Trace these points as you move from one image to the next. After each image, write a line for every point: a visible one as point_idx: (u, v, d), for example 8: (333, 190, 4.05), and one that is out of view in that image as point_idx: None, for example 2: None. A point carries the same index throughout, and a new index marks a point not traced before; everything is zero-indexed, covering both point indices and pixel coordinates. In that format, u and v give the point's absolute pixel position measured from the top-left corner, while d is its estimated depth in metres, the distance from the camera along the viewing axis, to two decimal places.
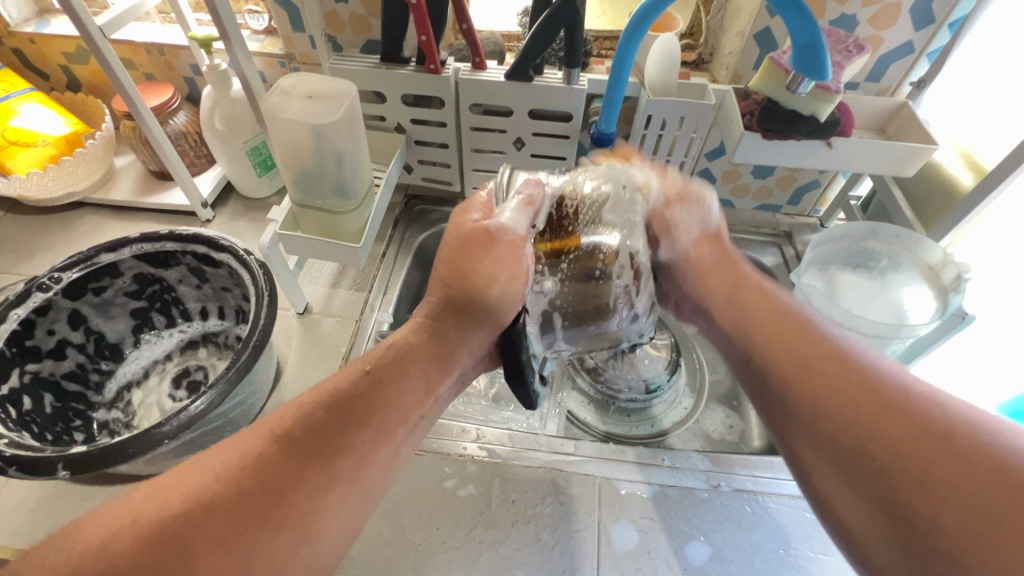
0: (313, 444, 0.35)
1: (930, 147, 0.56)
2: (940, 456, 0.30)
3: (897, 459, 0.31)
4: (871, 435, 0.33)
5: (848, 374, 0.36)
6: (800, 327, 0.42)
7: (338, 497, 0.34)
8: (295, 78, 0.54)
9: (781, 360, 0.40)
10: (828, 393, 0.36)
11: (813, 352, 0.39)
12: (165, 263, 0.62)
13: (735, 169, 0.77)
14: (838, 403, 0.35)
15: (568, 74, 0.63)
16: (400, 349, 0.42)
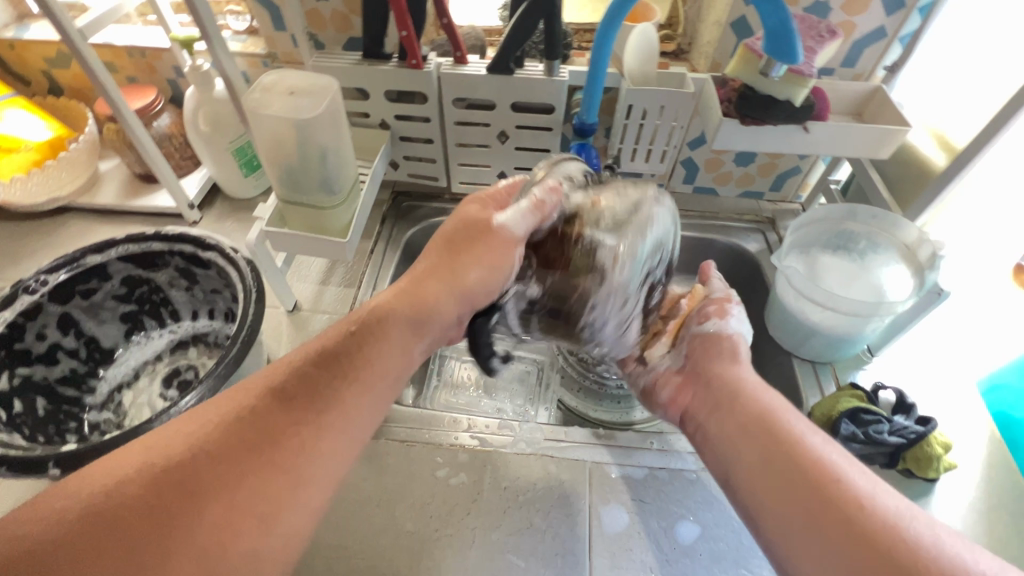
0: (290, 419, 0.36)
1: (904, 128, 0.58)
2: (857, 532, 0.32)
3: (815, 522, 0.34)
4: (778, 506, 0.36)
5: (782, 444, 0.39)
6: (749, 398, 0.44)
7: (316, 468, 0.35)
8: (276, 75, 0.54)
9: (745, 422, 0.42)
10: (768, 475, 0.38)
11: (760, 424, 0.41)
12: (152, 263, 0.63)
13: (717, 157, 0.78)
14: (767, 488, 0.37)
15: (548, 66, 0.64)
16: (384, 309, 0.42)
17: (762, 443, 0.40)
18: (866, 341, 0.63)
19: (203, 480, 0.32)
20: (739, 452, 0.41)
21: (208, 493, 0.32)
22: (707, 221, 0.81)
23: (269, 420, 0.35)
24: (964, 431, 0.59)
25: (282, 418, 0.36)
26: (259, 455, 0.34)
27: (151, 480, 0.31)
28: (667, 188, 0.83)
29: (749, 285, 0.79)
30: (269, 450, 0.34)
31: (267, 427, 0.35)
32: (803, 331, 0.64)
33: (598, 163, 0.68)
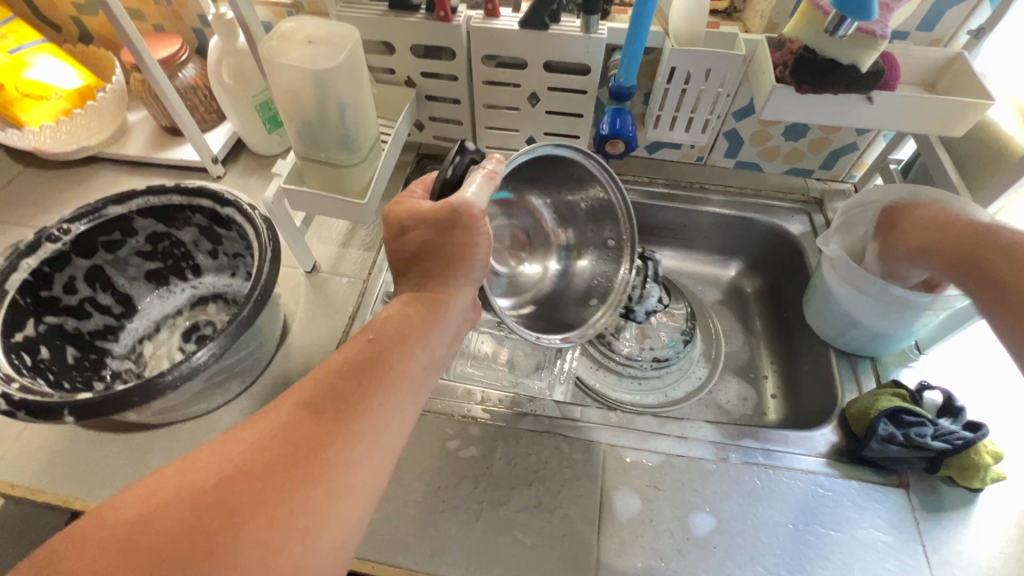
0: (323, 432, 0.34)
1: (985, 102, 0.51)
2: None
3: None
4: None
5: None
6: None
7: (356, 477, 0.34)
8: (296, 23, 0.51)
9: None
10: None
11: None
12: (171, 218, 0.62)
13: (766, 129, 0.72)
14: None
15: (586, 22, 0.59)
16: (396, 316, 0.42)
17: None
18: (915, 337, 0.58)
19: (244, 504, 0.30)
20: None
21: (251, 523, 0.30)
22: (748, 200, 0.75)
23: (302, 426, 0.34)
24: (1015, 440, 0.55)
25: (318, 434, 0.34)
26: (296, 474, 0.32)
27: (179, 528, 0.29)
28: (707, 162, 0.78)
29: (788, 269, 0.74)
30: (306, 465, 0.33)
31: (283, 456, 0.33)
32: (845, 322, 0.59)
33: (633, 131, 0.64)
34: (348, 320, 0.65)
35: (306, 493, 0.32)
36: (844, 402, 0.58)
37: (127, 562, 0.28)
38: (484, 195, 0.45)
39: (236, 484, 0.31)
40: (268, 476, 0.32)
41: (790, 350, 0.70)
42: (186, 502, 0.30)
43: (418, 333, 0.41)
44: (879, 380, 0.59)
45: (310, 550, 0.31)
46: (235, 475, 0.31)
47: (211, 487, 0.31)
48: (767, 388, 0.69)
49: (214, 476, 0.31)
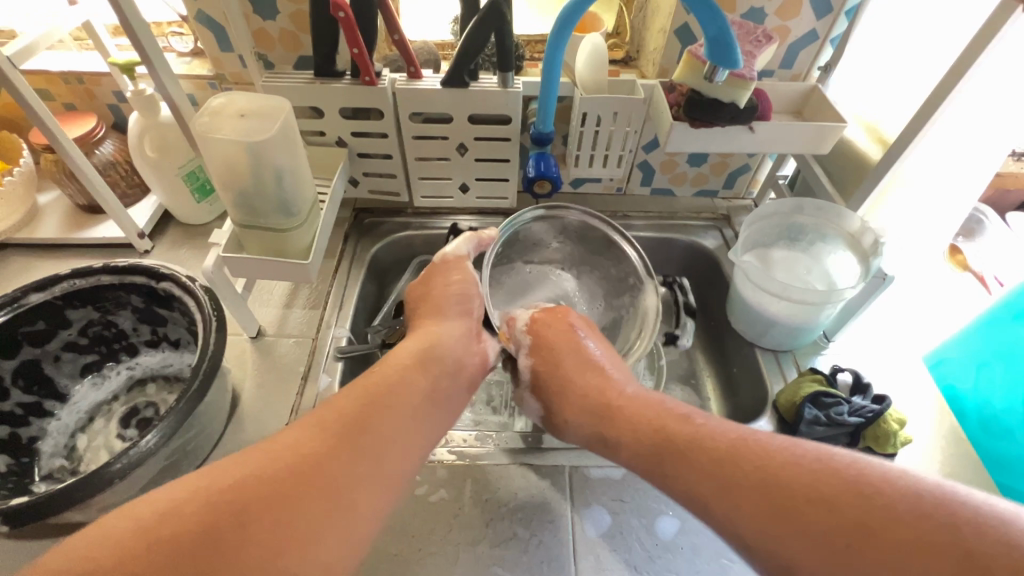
0: (349, 446, 0.38)
1: (840, 124, 0.61)
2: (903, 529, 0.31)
3: (885, 541, 0.31)
4: (847, 551, 0.32)
5: (797, 480, 0.35)
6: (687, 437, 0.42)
7: (358, 498, 0.37)
8: (225, 98, 0.53)
9: (720, 455, 0.39)
10: (759, 486, 0.36)
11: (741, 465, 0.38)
12: (101, 299, 0.59)
13: (672, 159, 0.80)
14: (838, 502, 0.33)
15: (503, 78, 0.65)
16: (398, 368, 0.46)
17: (808, 483, 0.35)
18: (822, 328, 0.67)
19: (253, 506, 0.33)
20: (760, 484, 0.36)
21: (260, 524, 0.33)
22: (667, 221, 0.83)
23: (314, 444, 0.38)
24: (913, 406, 0.63)
25: (370, 404, 0.42)
26: (315, 481, 0.36)
27: (277, 475, 0.35)
28: (626, 191, 0.85)
29: (710, 281, 0.81)
30: (317, 474, 0.36)
31: (303, 468, 0.36)
32: (764, 322, 0.66)
33: (557, 170, 0.70)
34: (301, 381, 0.64)
35: (317, 506, 0.35)
36: (774, 392, 0.64)
37: (219, 504, 0.33)
38: (466, 245, 0.62)
39: (257, 485, 0.34)
40: (291, 479, 0.35)
41: (721, 353, 0.76)
42: (202, 504, 0.32)
43: (423, 355, 0.49)
44: (799, 370, 0.66)
45: (309, 558, 0.33)
46: (255, 479, 0.34)
47: (229, 487, 0.33)
48: (708, 390, 0.75)
49: (302, 446, 0.37)
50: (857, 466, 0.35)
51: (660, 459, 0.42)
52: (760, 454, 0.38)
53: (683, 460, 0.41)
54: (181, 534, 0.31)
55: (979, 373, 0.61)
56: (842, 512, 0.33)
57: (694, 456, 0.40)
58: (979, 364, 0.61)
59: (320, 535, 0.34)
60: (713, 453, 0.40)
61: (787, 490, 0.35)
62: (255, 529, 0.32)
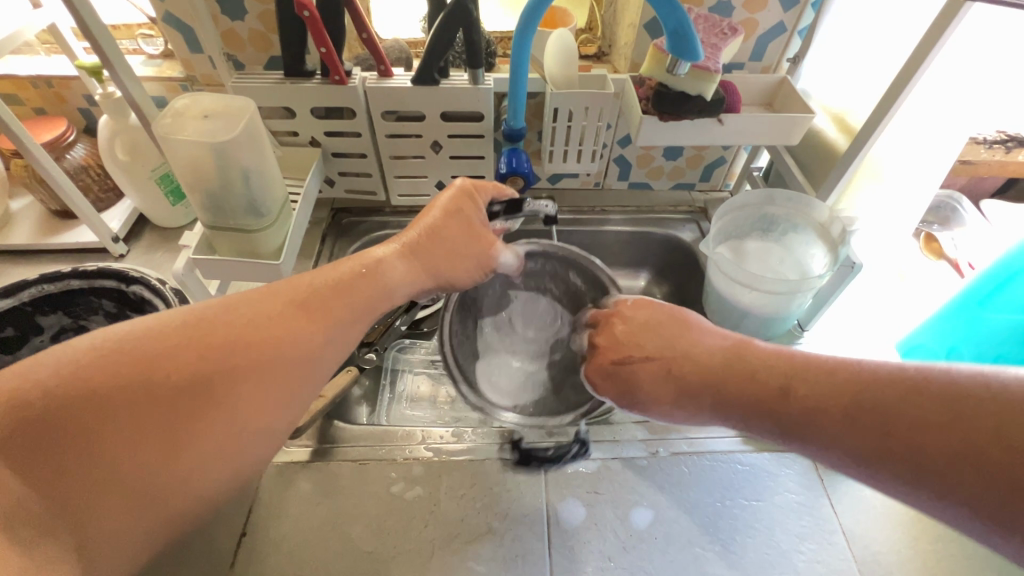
0: (245, 361, 0.35)
1: (808, 115, 0.62)
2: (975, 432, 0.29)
3: (967, 445, 0.29)
4: (923, 454, 0.31)
5: (873, 396, 0.34)
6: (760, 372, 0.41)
7: (248, 420, 0.35)
8: (189, 99, 0.53)
9: (807, 386, 0.37)
10: (825, 410, 0.35)
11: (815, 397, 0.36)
12: (70, 304, 0.59)
13: (648, 153, 0.81)
14: (915, 412, 0.32)
15: (473, 75, 0.65)
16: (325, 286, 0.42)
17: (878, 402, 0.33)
18: (795, 317, 0.67)
19: (112, 405, 0.30)
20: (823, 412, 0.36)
21: (118, 425, 0.30)
22: (644, 215, 0.83)
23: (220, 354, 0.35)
24: None
25: (300, 322, 0.39)
26: (196, 390, 0.33)
27: (196, 355, 0.34)
28: (604, 186, 0.85)
29: (688, 274, 0.82)
30: (201, 390, 0.33)
31: (187, 374, 0.33)
32: (737, 313, 0.67)
33: (530, 166, 0.70)
34: None
35: (196, 425, 0.33)
36: None
37: (140, 374, 0.32)
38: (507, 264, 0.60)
39: (123, 385, 0.31)
40: (172, 387, 0.32)
41: None
42: (58, 386, 0.30)
43: (376, 268, 0.46)
44: None
45: (176, 471, 0.32)
46: (122, 376, 0.31)
47: (91, 376, 0.30)
48: None
49: (221, 336, 0.35)
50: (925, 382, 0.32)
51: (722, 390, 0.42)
52: (837, 377, 0.36)
53: (766, 412, 0.39)
54: (90, 393, 0.30)
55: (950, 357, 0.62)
56: (898, 423, 0.32)
57: (767, 394, 0.39)
58: (948, 349, 0.62)
59: (219, 440, 0.34)
60: (791, 374, 0.39)
61: (854, 416, 0.34)
62: (169, 409, 0.32)
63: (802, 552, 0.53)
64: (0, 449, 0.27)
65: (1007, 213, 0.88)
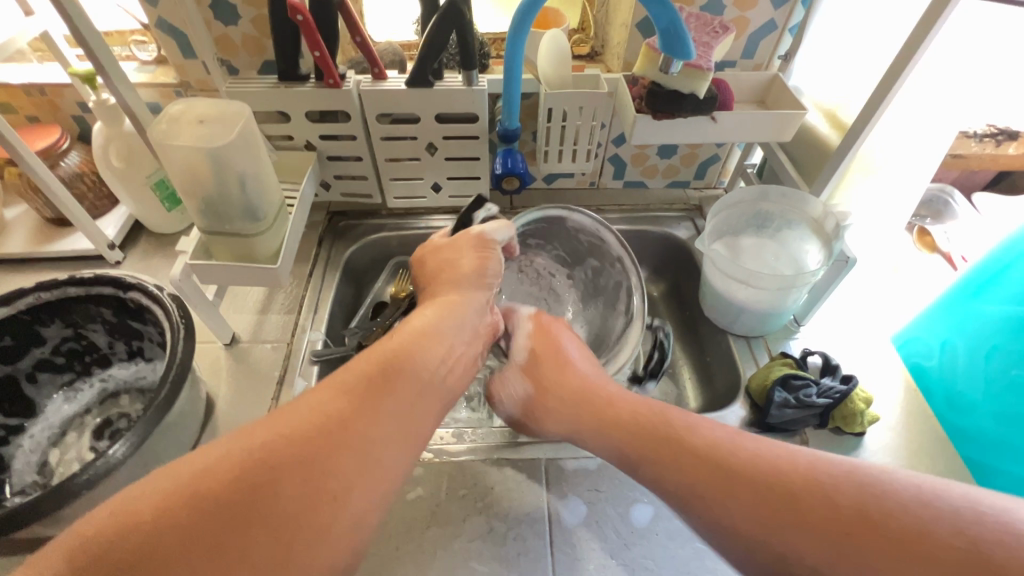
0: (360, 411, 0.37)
1: (800, 111, 0.62)
2: (833, 510, 0.34)
3: (842, 515, 0.33)
4: (804, 537, 0.34)
5: (772, 467, 0.37)
6: (684, 431, 0.42)
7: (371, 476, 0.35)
8: (184, 104, 0.53)
9: (718, 464, 0.39)
10: (726, 476, 0.38)
11: (730, 459, 0.39)
12: (66, 312, 0.58)
13: (642, 152, 0.81)
14: (798, 511, 0.34)
15: (467, 76, 0.65)
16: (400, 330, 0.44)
17: (770, 479, 0.36)
18: (791, 313, 0.68)
19: (230, 520, 0.30)
20: (732, 471, 0.38)
21: (226, 522, 0.30)
22: (640, 213, 0.83)
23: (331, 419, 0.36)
24: (880, 385, 0.65)
25: (307, 402, 0.37)
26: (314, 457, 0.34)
27: (249, 463, 0.32)
28: (599, 185, 0.86)
29: (684, 270, 0.82)
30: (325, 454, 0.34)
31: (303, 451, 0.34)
32: (734, 309, 0.67)
33: (525, 166, 0.70)
34: (276, 386, 0.64)
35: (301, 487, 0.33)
36: (746, 378, 0.65)
37: (207, 491, 0.31)
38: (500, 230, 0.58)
39: (225, 483, 0.31)
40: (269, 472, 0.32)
41: (697, 342, 0.77)
42: (179, 499, 0.30)
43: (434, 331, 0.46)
44: (771, 355, 0.68)
45: (333, 533, 0.33)
46: (233, 478, 0.32)
47: (198, 489, 0.31)
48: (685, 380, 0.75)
49: (259, 445, 0.33)
50: (809, 460, 0.37)
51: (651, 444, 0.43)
52: (719, 442, 0.40)
53: (667, 459, 0.41)
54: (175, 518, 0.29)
55: (944, 352, 0.62)
56: (792, 494, 0.35)
57: (690, 462, 0.40)
58: (942, 342, 0.62)
59: (268, 550, 0.30)
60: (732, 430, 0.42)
61: (747, 477, 0.37)
62: (231, 522, 0.30)
63: None
64: (130, 561, 0.28)
65: (999, 206, 0.89)
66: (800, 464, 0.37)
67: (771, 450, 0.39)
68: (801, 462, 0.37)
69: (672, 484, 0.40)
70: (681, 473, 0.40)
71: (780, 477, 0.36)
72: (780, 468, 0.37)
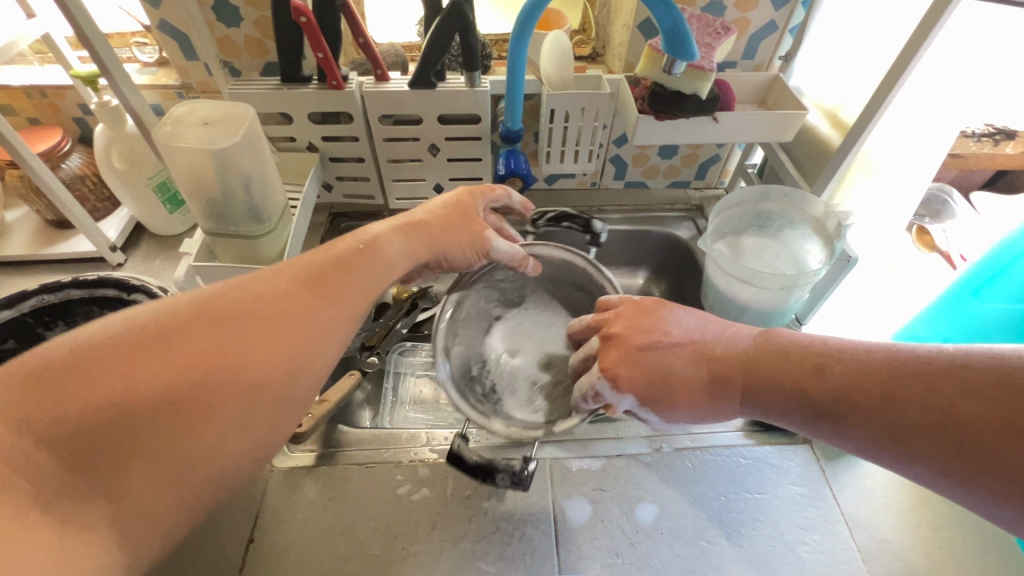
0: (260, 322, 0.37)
1: (801, 111, 0.63)
2: (1005, 420, 0.31)
3: None
4: (997, 448, 0.31)
5: (918, 394, 0.34)
6: (814, 370, 0.40)
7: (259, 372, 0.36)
8: (188, 106, 0.53)
9: (871, 387, 0.36)
10: (894, 401, 0.35)
11: (873, 389, 0.36)
12: (69, 315, 0.58)
13: (643, 152, 0.81)
14: (977, 423, 0.32)
15: (469, 77, 0.65)
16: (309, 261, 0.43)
17: (927, 405, 0.34)
18: (793, 312, 0.68)
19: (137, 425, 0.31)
20: (883, 405, 0.35)
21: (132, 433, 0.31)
22: (641, 213, 0.84)
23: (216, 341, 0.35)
24: None
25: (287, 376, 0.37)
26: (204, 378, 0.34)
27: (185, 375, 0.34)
28: (600, 186, 0.86)
29: (685, 271, 0.82)
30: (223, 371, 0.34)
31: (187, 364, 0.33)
32: (736, 309, 0.67)
33: (527, 167, 0.70)
34: None
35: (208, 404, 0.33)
36: None
37: (101, 405, 0.30)
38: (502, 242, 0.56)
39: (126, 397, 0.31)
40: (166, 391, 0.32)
41: None
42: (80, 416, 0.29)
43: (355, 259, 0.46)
44: None
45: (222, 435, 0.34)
46: (128, 393, 0.31)
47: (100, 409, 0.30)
48: None
49: (154, 369, 0.32)
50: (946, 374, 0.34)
51: (778, 388, 0.41)
52: (875, 359, 0.37)
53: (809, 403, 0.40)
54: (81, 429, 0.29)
55: None
56: (949, 416, 0.33)
57: (843, 398, 0.37)
58: (943, 340, 0.63)
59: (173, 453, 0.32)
60: (825, 357, 0.40)
61: (906, 407, 0.34)
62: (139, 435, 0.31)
63: (806, 543, 0.53)
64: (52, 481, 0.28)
65: (997, 205, 0.90)
66: (949, 379, 0.34)
67: (902, 370, 0.36)
68: (955, 372, 0.34)
69: (841, 426, 0.38)
70: (845, 418, 0.37)
71: (948, 390, 0.33)
72: (923, 391, 0.34)
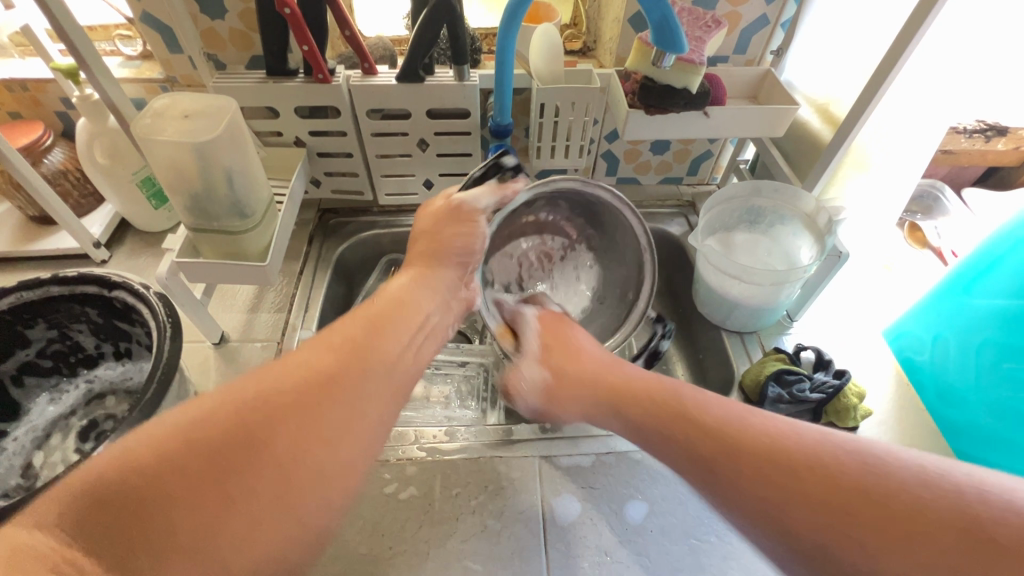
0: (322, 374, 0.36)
1: (792, 106, 0.62)
2: (849, 501, 0.32)
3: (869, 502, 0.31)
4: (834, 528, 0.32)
5: (782, 459, 0.35)
6: (699, 412, 0.40)
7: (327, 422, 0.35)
8: (169, 99, 0.52)
9: (734, 446, 0.37)
10: (760, 462, 0.35)
11: (741, 443, 0.37)
12: (49, 311, 0.57)
13: (635, 147, 0.81)
14: (819, 502, 0.32)
15: (458, 71, 0.64)
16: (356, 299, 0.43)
17: (785, 472, 0.34)
18: (784, 308, 0.68)
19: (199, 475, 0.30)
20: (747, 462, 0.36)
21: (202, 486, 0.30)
22: (633, 209, 0.83)
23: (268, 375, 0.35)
24: (873, 380, 0.65)
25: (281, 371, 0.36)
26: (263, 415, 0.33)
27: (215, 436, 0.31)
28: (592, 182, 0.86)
29: (676, 268, 0.82)
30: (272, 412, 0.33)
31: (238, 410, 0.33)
32: (727, 305, 0.67)
33: None
34: None
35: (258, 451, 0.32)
36: (740, 374, 0.65)
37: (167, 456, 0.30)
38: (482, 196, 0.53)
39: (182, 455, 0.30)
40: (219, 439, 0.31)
41: (690, 339, 0.77)
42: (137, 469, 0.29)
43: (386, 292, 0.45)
44: (764, 350, 0.68)
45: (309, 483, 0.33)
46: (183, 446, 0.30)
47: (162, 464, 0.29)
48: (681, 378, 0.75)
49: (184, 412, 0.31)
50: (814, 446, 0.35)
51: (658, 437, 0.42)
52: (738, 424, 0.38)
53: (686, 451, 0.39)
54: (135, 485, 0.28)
55: (935, 345, 0.62)
56: (804, 486, 0.33)
57: (711, 446, 0.38)
58: (933, 336, 0.62)
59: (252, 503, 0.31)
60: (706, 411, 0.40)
61: (758, 468, 0.35)
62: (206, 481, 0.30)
63: None
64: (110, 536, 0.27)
65: (989, 201, 0.90)
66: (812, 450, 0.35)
67: (768, 432, 0.37)
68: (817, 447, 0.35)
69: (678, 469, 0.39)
70: (702, 468, 0.38)
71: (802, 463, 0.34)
72: (779, 455, 0.35)
